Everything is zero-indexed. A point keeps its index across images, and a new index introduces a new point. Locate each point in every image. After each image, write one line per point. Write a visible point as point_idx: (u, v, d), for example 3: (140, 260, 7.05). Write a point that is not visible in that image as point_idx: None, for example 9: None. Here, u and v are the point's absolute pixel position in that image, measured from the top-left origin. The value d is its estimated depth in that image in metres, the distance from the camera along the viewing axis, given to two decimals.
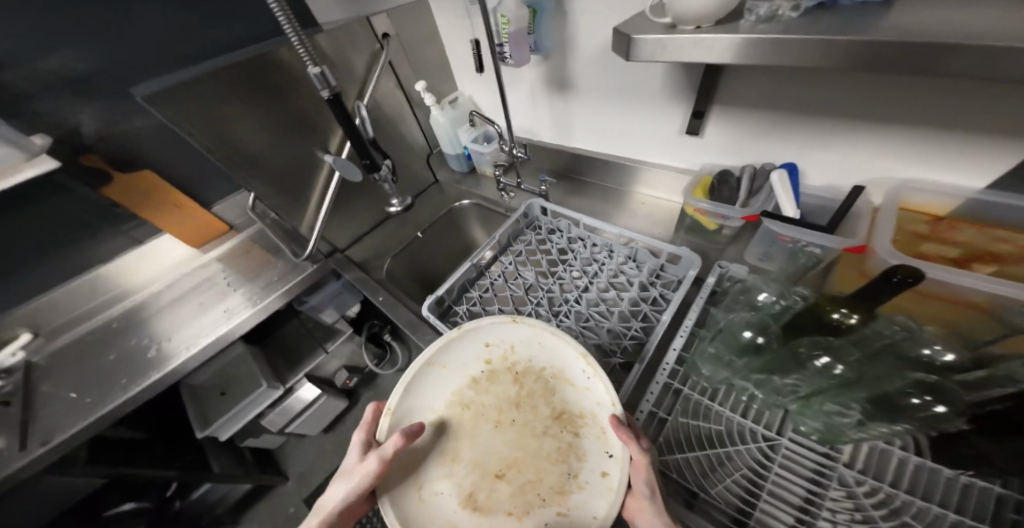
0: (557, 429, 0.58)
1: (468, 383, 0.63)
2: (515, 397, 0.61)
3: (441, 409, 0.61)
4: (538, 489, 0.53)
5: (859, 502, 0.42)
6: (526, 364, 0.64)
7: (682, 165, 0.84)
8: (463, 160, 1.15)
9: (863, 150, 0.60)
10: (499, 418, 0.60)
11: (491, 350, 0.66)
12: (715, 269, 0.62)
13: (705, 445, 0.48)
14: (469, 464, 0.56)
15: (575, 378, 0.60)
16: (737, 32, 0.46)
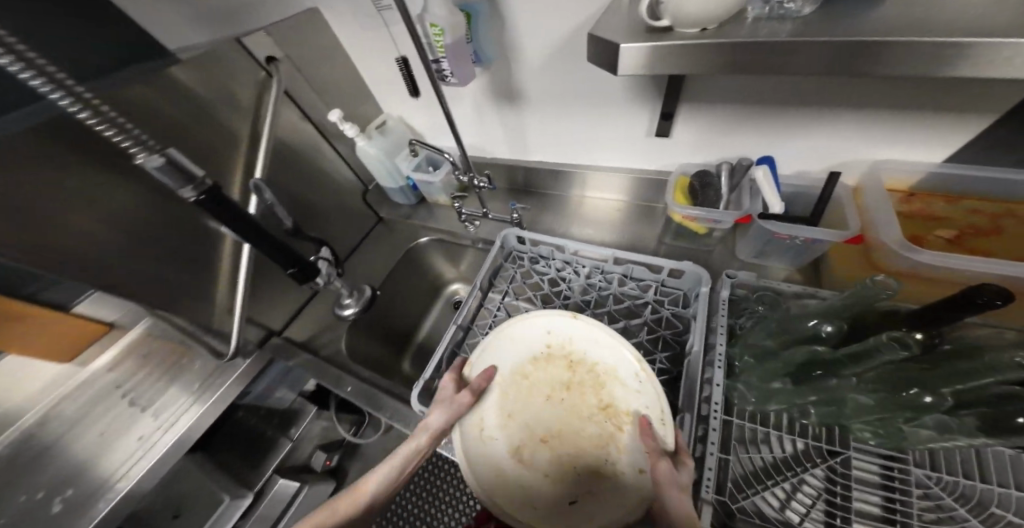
0: (600, 421, 0.57)
1: (529, 360, 0.63)
2: (566, 382, 0.61)
3: (505, 375, 0.62)
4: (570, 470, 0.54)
5: (941, 500, 0.42)
6: (580, 353, 0.62)
7: (652, 165, 0.81)
8: (409, 191, 1.04)
9: (826, 136, 0.61)
10: (553, 400, 0.60)
11: (552, 337, 0.64)
12: (721, 279, 0.61)
13: (773, 476, 0.48)
14: (521, 428, 0.58)
15: (625, 378, 0.57)
16: (748, 33, 0.39)
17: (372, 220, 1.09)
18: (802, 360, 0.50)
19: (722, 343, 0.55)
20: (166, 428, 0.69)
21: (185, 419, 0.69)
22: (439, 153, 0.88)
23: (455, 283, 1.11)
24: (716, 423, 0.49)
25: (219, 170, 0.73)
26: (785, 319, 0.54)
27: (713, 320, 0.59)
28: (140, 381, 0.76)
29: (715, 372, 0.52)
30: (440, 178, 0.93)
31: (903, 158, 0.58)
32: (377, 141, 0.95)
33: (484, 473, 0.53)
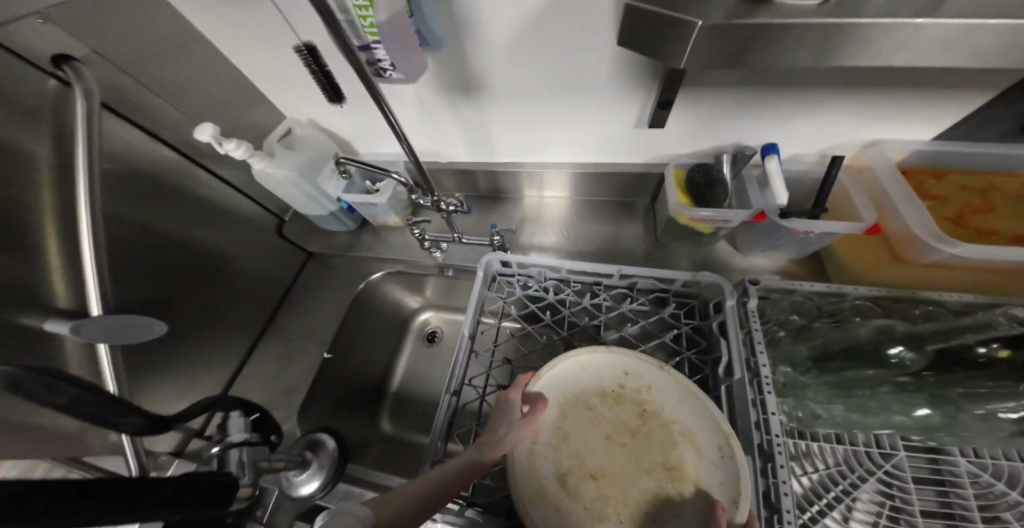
0: (659, 479, 0.46)
1: (598, 394, 0.52)
2: (630, 430, 0.49)
3: (569, 402, 0.51)
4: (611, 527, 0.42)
5: (991, 489, 0.46)
6: (653, 405, 0.51)
7: (634, 158, 0.73)
8: (345, 215, 0.85)
9: (826, 120, 0.56)
10: (611, 447, 0.48)
11: (627, 377, 0.54)
12: (745, 287, 0.56)
13: (835, 488, 0.48)
14: (573, 460, 0.47)
15: (705, 448, 0.47)
16: (858, 13, 0.28)
17: (304, 256, 0.90)
18: (906, 394, 0.45)
19: (765, 362, 0.50)
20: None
21: None
22: (385, 173, 0.67)
23: (423, 311, 0.96)
24: (782, 459, 0.45)
25: (23, 250, 0.45)
26: (861, 340, 0.49)
27: (748, 335, 0.54)
28: None
29: (768, 398, 0.47)
30: (386, 195, 0.76)
31: (902, 138, 0.56)
32: (288, 160, 0.70)
33: (530, 501, 0.43)
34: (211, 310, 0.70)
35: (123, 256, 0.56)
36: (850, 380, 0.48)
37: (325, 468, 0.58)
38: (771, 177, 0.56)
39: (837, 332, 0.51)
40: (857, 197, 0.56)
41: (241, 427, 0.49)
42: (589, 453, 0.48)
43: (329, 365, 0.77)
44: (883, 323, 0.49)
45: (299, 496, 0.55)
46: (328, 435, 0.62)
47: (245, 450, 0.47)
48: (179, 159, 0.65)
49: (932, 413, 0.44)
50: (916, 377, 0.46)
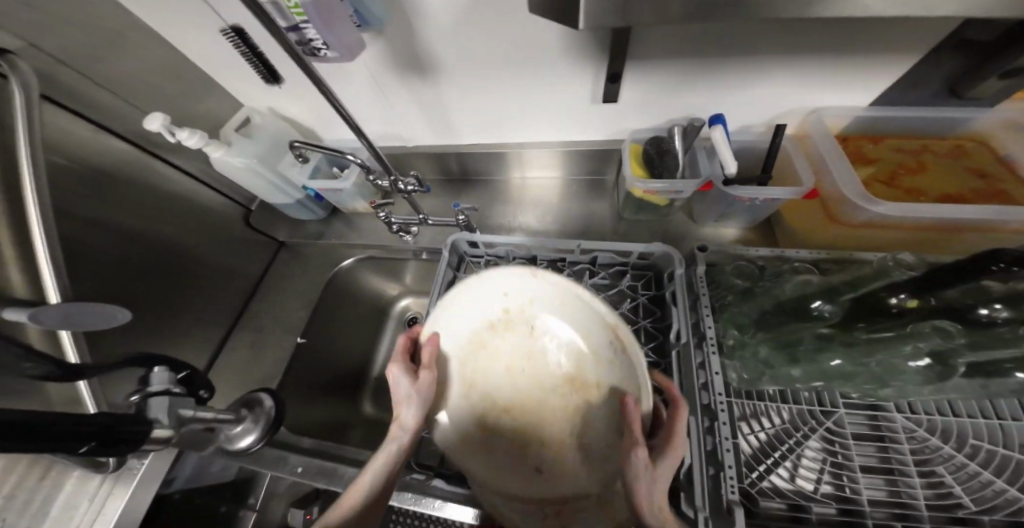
0: (568, 400, 0.54)
1: (486, 326, 0.55)
2: (526, 360, 0.56)
3: (460, 346, 0.55)
4: (533, 451, 0.53)
5: (927, 443, 0.51)
6: (540, 324, 0.55)
7: (595, 134, 0.74)
8: (314, 202, 0.85)
9: (768, 88, 0.57)
10: (516, 379, 0.56)
11: (509, 297, 0.53)
12: (694, 255, 0.60)
13: (782, 446, 0.52)
14: (484, 394, 0.55)
15: (600, 354, 0.51)
16: None
17: (275, 246, 0.90)
18: (820, 345, 0.47)
19: (711, 324, 0.55)
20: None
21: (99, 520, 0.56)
22: (340, 155, 0.67)
23: (403, 298, 0.97)
24: (725, 417, 0.49)
25: None
26: (787, 298, 0.51)
27: (694, 299, 0.59)
28: None
29: (713, 360, 0.52)
30: (351, 180, 0.76)
31: (839, 104, 0.57)
32: (244, 148, 0.70)
33: (461, 451, 0.51)
34: (178, 300, 0.71)
35: (83, 246, 0.56)
36: (787, 336, 0.49)
37: (260, 424, 0.61)
38: (716, 145, 0.58)
39: (769, 293, 0.52)
40: (798, 161, 0.57)
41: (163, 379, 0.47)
42: (494, 381, 0.56)
43: (305, 350, 0.78)
44: (807, 282, 0.50)
45: (236, 450, 0.59)
46: (266, 394, 0.65)
47: (168, 399, 0.45)
48: (132, 150, 0.65)
49: (843, 362, 0.46)
50: (836, 327, 0.46)
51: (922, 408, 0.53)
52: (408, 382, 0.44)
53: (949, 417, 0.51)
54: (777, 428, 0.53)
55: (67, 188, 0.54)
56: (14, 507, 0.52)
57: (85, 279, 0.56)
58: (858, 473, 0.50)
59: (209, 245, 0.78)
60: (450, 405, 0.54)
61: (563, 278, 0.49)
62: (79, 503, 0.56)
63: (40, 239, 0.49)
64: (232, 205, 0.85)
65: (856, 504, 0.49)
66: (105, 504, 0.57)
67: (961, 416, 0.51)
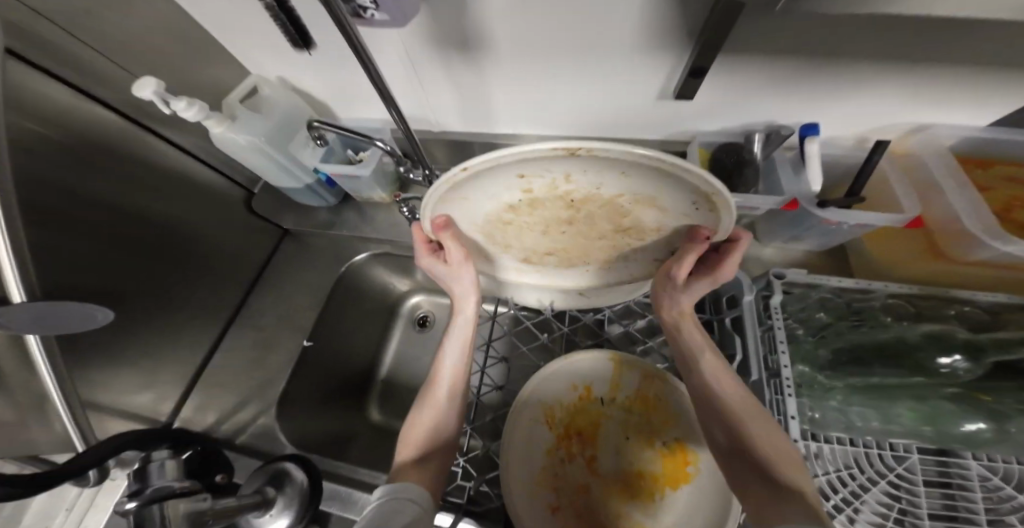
0: (630, 451, 0.51)
1: (504, 209, 0.43)
2: (566, 219, 0.44)
3: (479, 223, 0.48)
4: (589, 505, 0.48)
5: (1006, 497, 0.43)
6: (580, 192, 0.39)
7: (649, 135, 0.66)
8: (325, 189, 0.76)
9: (873, 100, 0.50)
10: (557, 232, 0.47)
11: (530, 180, 0.38)
12: (768, 280, 0.51)
13: (843, 488, 0.44)
14: (523, 250, 0.53)
15: (653, 202, 0.40)
16: None
17: (279, 234, 0.83)
18: (953, 403, 0.44)
19: (787, 362, 0.46)
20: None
21: None
22: (367, 141, 0.57)
23: (413, 295, 0.89)
24: None
25: None
26: (904, 342, 0.47)
27: (769, 331, 0.49)
28: None
29: (788, 402, 0.44)
30: (370, 167, 0.67)
31: (955, 124, 0.50)
32: (251, 124, 0.61)
33: (519, 446, 0.49)
34: (170, 298, 0.62)
35: (57, 232, 0.46)
36: (879, 386, 0.47)
37: (292, 506, 0.48)
38: (807, 161, 0.51)
39: (869, 333, 0.49)
40: (896, 185, 0.51)
41: (166, 476, 0.35)
42: (527, 241, 0.50)
43: (310, 356, 0.70)
44: (933, 328, 0.47)
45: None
46: (294, 465, 0.51)
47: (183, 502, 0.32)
48: (118, 121, 0.54)
49: (984, 427, 0.43)
50: (965, 387, 0.45)
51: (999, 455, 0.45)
52: (441, 268, 0.53)
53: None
54: (837, 469, 0.45)
55: (35, 159, 0.44)
56: None
57: (58, 273, 0.47)
58: (925, 522, 0.42)
59: (205, 233, 0.68)
60: (495, 253, 0.55)
61: (569, 142, 0.30)
62: None
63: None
64: (230, 187, 0.75)
65: None
66: None
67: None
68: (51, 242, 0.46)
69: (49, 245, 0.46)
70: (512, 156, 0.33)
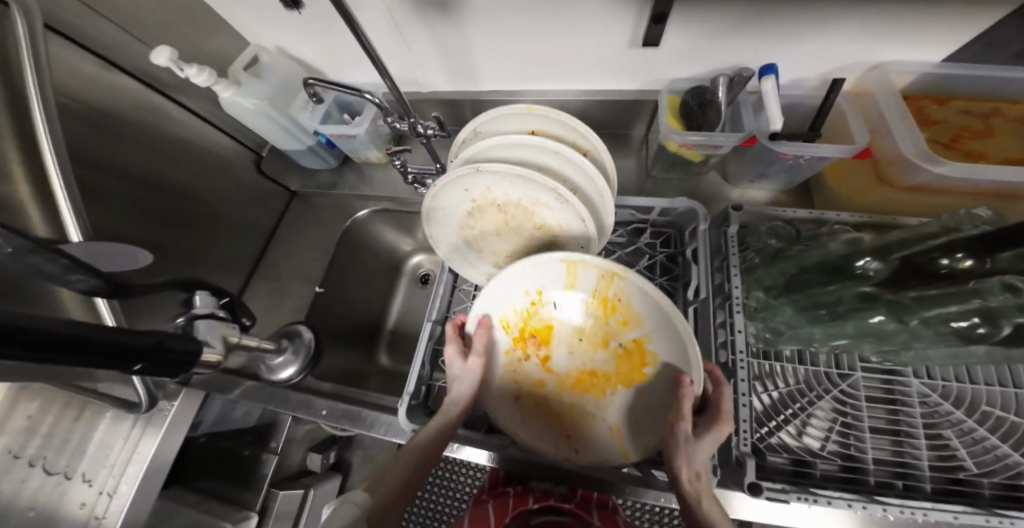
0: (585, 351, 0.54)
1: (465, 216, 0.56)
2: (503, 222, 0.54)
3: (456, 238, 0.60)
4: (546, 397, 0.55)
5: (941, 409, 0.49)
6: (503, 198, 0.51)
7: (624, 83, 0.69)
8: (325, 150, 0.81)
9: (830, 39, 0.52)
10: (506, 235, 0.56)
11: (469, 188, 0.52)
12: (727, 213, 0.55)
13: (790, 405, 0.52)
14: (489, 257, 0.61)
15: (550, 202, 0.49)
16: None
17: (288, 196, 0.89)
18: None
19: (737, 285, 0.51)
20: (114, 483, 0.58)
21: (134, 460, 0.59)
22: (357, 95, 0.59)
23: (416, 254, 0.95)
24: (744, 374, 0.48)
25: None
26: (831, 255, 0.47)
27: (723, 259, 0.54)
28: (45, 443, 0.55)
29: (736, 319, 0.50)
30: (363, 126, 0.72)
31: (910, 60, 0.53)
32: (255, 90, 0.68)
33: (473, 367, 0.52)
34: (198, 251, 0.71)
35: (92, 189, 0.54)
36: (812, 291, 0.48)
37: (300, 356, 0.65)
38: (766, 99, 0.54)
39: (808, 249, 0.51)
40: (852, 120, 0.54)
41: (210, 302, 0.42)
42: (488, 247, 0.59)
43: (321, 303, 0.79)
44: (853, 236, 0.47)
45: (277, 379, 0.65)
46: (304, 328, 0.68)
47: (209, 323, 0.40)
48: (138, 89, 0.61)
49: (883, 319, 0.42)
50: (880, 287, 0.43)
51: (940, 374, 0.50)
52: (458, 361, 0.53)
53: (967, 384, 0.49)
54: (787, 386, 0.52)
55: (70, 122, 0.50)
56: (51, 444, 0.56)
57: (103, 226, 0.55)
58: (866, 434, 0.49)
59: (222, 193, 0.76)
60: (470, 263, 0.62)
61: (473, 163, 0.46)
62: (112, 444, 0.59)
63: (51, 160, 0.46)
64: (242, 151, 0.82)
65: (860, 463, 0.49)
66: (139, 443, 0.60)
67: (980, 384, 0.49)
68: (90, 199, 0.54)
69: (97, 202, 0.55)
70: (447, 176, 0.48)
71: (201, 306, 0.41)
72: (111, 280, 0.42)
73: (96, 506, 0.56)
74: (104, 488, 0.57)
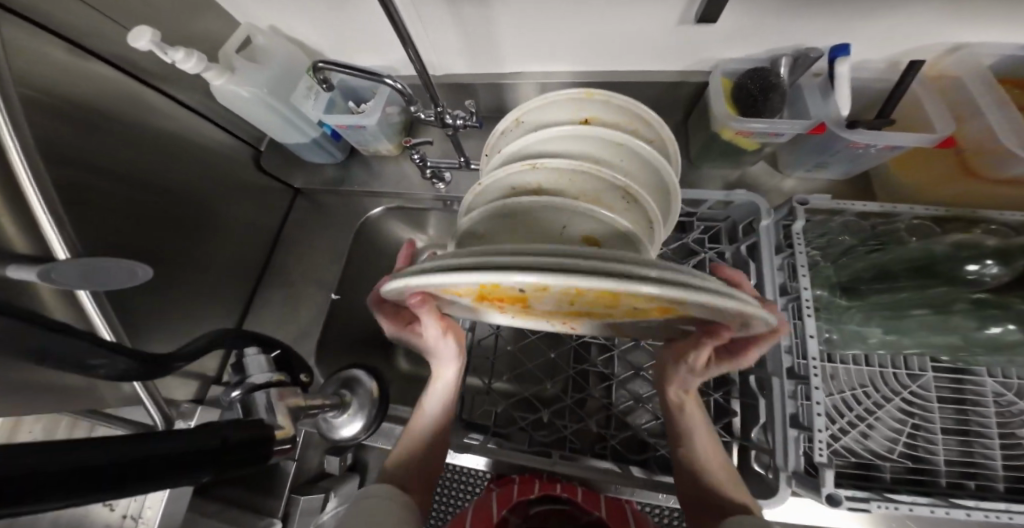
0: (580, 311, 0.37)
1: None
2: None
3: None
4: (534, 321, 0.45)
5: (1014, 408, 0.47)
6: None
7: (663, 65, 0.62)
8: (330, 142, 0.74)
9: (909, 17, 0.46)
10: None
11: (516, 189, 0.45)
12: (793, 207, 0.50)
13: (858, 409, 0.49)
14: None
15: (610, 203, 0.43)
16: None
17: (291, 194, 0.82)
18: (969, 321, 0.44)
19: (808, 285, 0.46)
20: (138, 505, 0.49)
21: None
22: (374, 81, 0.52)
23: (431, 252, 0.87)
24: (817, 381, 0.44)
25: None
26: (928, 255, 0.46)
27: (790, 257, 0.50)
28: None
29: (807, 322, 0.45)
30: (375, 116, 0.65)
31: (994, 40, 0.48)
32: (252, 77, 0.60)
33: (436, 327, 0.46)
34: (197, 259, 0.64)
35: (84, 196, 0.47)
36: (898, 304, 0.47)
37: (365, 407, 0.57)
38: (837, 83, 0.49)
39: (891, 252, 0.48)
40: (934, 107, 0.50)
41: (263, 368, 0.39)
42: None
43: (336, 311, 0.73)
44: (958, 240, 0.46)
45: (340, 438, 0.56)
46: (362, 373, 0.59)
47: (270, 395, 0.36)
48: (116, 77, 0.53)
49: (1013, 330, 0.43)
50: (994, 294, 0.44)
51: (1017, 374, 0.48)
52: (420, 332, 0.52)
53: None
54: (852, 389, 0.50)
55: (41, 124, 0.43)
56: None
57: (92, 239, 0.48)
58: (937, 436, 0.47)
59: (219, 193, 0.68)
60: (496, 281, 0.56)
61: (528, 160, 0.39)
62: None
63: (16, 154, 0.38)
64: (236, 145, 0.74)
65: (930, 465, 0.47)
66: None
67: None
68: (83, 212, 0.47)
69: (85, 212, 0.47)
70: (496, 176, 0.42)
71: (257, 377, 0.37)
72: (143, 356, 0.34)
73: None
74: (127, 513, 0.48)
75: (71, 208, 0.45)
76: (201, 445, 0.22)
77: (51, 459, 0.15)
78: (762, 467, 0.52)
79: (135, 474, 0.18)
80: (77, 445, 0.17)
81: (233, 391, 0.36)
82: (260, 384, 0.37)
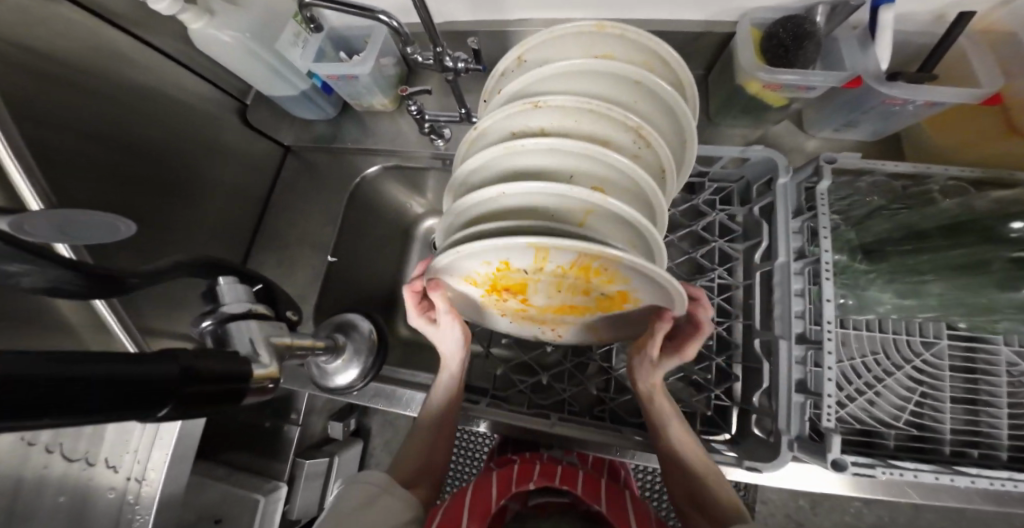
0: (562, 296, 0.40)
1: None
2: None
3: None
4: (528, 314, 0.47)
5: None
6: None
7: (683, 12, 0.57)
8: (320, 96, 0.68)
9: None
10: None
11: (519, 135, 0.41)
12: (818, 165, 0.47)
13: (866, 375, 0.48)
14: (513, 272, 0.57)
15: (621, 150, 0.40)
16: None
17: (280, 151, 0.77)
18: None
19: (829, 248, 0.44)
20: (142, 468, 0.47)
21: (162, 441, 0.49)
22: (366, 18, 0.47)
23: (429, 218, 0.84)
24: (831, 345, 0.43)
25: None
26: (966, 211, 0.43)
27: (809, 220, 0.48)
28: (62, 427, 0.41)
29: (824, 285, 0.43)
30: (368, 64, 0.59)
31: None
32: (231, 20, 0.54)
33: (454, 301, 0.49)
34: (182, 219, 0.60)
35: (72, 162, 0.45)
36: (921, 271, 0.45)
37: (361, 353, 0.57)
38: (879, 31, 0.44)
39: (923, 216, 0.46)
40: (983, 64, 0.45)
41: (241, 296, 0.33)
42: None
43: (332, 276, 0.71)
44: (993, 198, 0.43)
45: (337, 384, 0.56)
46: (360, 319, 0.59)
47: (249, 325, 0.31)
48: (76, 17, 0.47)
49: None
50: None
51: None
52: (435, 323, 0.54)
53: None
54: (863, 356, 0.48)
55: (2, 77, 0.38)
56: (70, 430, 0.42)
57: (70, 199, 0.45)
58: (944, 403, 0.47)
59: (203, 147, 0.64)
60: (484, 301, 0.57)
61: (532, 98, 0.36)
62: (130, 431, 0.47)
63: None
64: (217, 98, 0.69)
65: (935, 432, 0.47)
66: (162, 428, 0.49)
67: None
68: (65, 176, 0.44)
69: (61, 171, 0.44)
70: (497, 117, 0.38)
71: (229, 307, 0.31)
72: (95, 274, 0.25)
73: (127, 492, 0.46)
74: (132, 475, 0.47)
75: (54, 173, 0.42)
76: (174, 381, 0.19)
77: (35, 368, 0.14)
78: (763, 432, 0.50)
79: (133, 390, 0.17)
80: (55, 359, 0.15)
81: (203, 325, 0.31)
82: (234, 314, 0.31)
